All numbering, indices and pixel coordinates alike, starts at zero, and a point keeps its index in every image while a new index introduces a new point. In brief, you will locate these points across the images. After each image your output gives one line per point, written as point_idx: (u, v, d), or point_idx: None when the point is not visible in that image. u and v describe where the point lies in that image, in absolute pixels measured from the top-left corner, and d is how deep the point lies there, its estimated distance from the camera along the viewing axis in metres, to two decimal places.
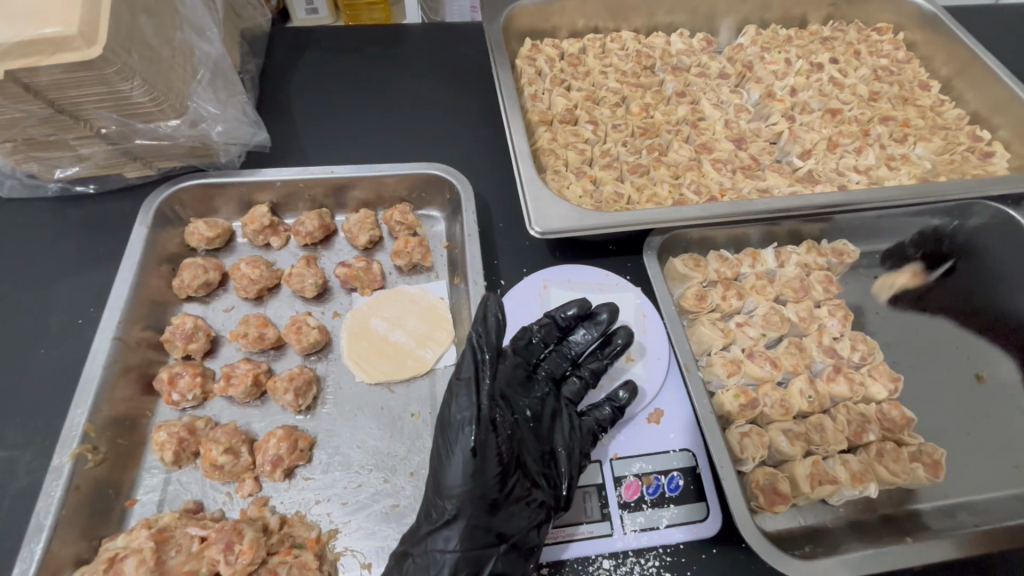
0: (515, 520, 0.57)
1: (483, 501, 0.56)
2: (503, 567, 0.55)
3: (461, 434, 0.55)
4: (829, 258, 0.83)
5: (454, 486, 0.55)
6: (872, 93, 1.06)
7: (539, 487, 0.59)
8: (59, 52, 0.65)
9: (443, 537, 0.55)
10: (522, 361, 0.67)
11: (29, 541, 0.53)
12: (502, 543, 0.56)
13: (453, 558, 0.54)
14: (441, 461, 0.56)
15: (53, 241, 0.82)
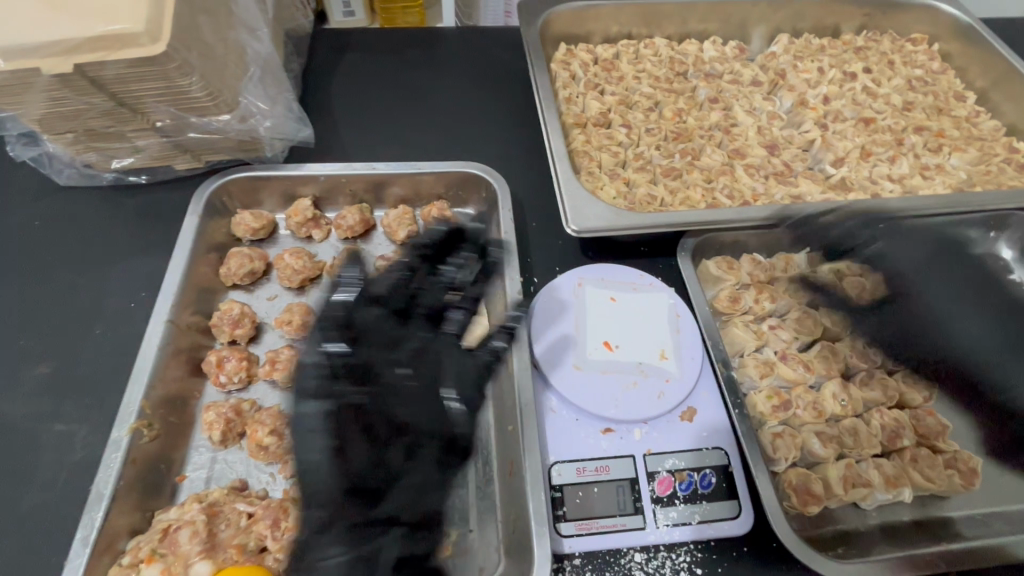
0: (399, 505, 0.59)
1: (339, 493, 0.58)
2: (402, 552, 0.57)
3: (310, 439, 0.59)
4: (862, 265, 0.84)
5: (317, 486, 0.58)
6: (906, 103, 1.06)
7: (412, 469, 0.61)
8: (125, 48, 0.69)
9: (368, 530, 0.57)
10: (389, 310, 0.68)
11: (90, 509, 0.56)
12: (389, 530, 0.58)
13: (337, 562, 0.55)
14: (303, 463, 0.59)
15: (107, 228, 0.85)
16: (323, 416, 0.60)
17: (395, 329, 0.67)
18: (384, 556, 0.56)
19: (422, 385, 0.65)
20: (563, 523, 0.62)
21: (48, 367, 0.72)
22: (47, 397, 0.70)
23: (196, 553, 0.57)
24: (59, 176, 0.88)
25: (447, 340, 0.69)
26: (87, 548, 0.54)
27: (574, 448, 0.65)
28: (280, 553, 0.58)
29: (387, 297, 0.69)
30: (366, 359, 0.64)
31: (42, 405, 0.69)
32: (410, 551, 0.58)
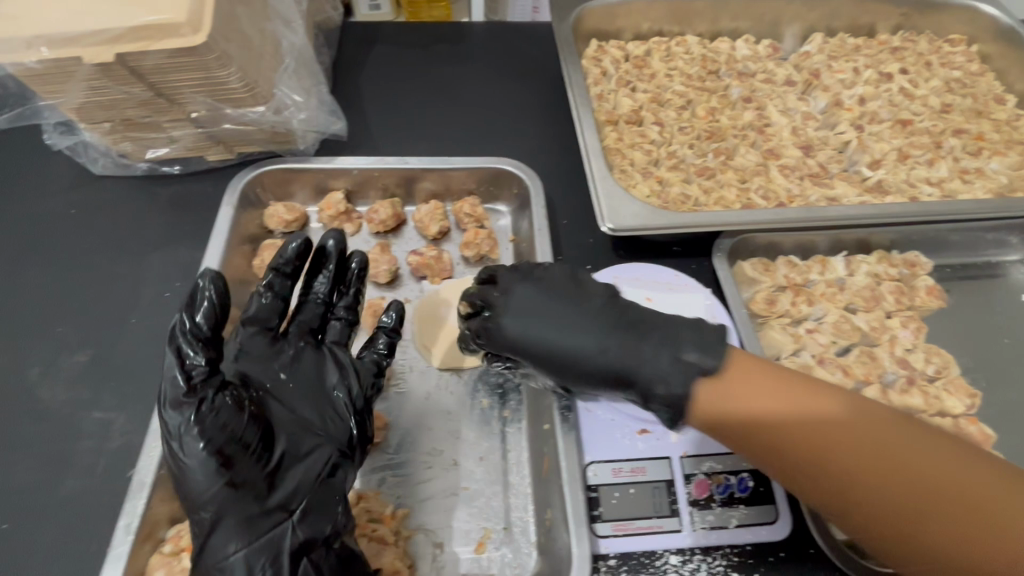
0: (296, 493, 0.56)
1: (241, 493, 0.53)
2: (307, 535, 0.55)
3: (190, 440, 0.52)
4: (901, 269, 0.83)
5: (208, 489, 0.52)
6: (944, 105, 1.04)
7: (301, 460, 0.58)
8: (166, 38, 0.69)
9: (281, 525, 0.54)
10: (258, 327, 0.64)
11: (132, 497, 0.56)
12: (292, 516, 0.55)
13: (238, 558, 0.53)
14: (183, 468, 0.52)
15: (141, 217, 0.86)
16: (200, 420, 0.52)
17: (265, 348, 0.64)
18: (286, 545, 0.54)
19: (293, 384, 0.63)
20: (599, 523, 0.61)
21: (85, 355, 0.72)
22: (85, 384, 0.70)
23: None
24: (93, 165, 0.88)
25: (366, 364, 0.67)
26: (129, 535, 0.55)
27: (610, 449, 0.65)
28: None
29: (259, 316, 0.64)
30: (238, 370, 0.62)
31: (80, 392, 0.70)
32: (316, 534, 0.55)
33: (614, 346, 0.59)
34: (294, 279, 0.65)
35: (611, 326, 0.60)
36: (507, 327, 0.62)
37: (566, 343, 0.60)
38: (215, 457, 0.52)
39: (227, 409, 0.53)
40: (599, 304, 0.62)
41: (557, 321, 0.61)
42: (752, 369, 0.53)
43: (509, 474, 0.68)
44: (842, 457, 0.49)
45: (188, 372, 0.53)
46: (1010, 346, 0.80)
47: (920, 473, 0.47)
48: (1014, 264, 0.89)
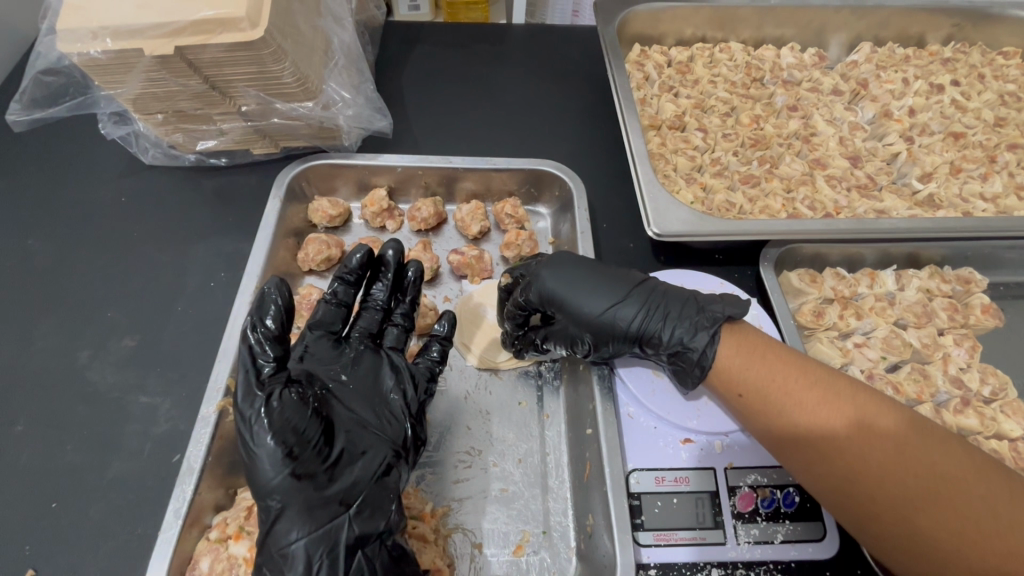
0: (355, 487, 0.56)
1: (303, 486, 0.53)
2: (361, 531, 0.54)
3: (259, 429, 0.53)
4: (954, 285, 0.80)
5: (270, 482, 0.53)
6: (998, 119, 1.02)
7: (361, 456, 0.58)
8: (224, 32, 0.70)
9: (335, 518, 0.54)
10: (323, 330, 0.66)
11: (182, 482, 0.57)
12: (349, 509, 0.55)
13: (299, 547, 0.52)
14: (251, 457, 0.53)
15: (188, 208, 0.87)
16: (269, 409, 0.53)
17: (328, 351, 0.65)
18: (342, 538, 0.53)
19: (353, 385, 0.64)
20: (642, 532, 0.60)
21: (134, 340, 0.74)
22: (132, 369, 0.71)
23: None
24: (144, 155, 0.90)
25: (420, 369, 0.67)
26: (178, 520, 0.55)
27: (653, 457, 0.64)
28: None
29: (323, 319, 0.66)
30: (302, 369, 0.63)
31: (128, 376, 0.71)
32: (370, 530, 0.55)
33: (642, 307, 0.65)
34: (357, 287, 0.68)
35: (638, 292, 0.66)
36: (560, 287, 0.67)
37: (598, 305, 0.66)
38: (280, 447, 0.52)
39: (292, 404, 0.54)
40: (620, 273, 0.68)
41: (594, 285, 0.67)
42: (754, 342, 0.61)
43: (548, 478, 0.68)
44: (855, 431, 0.54)
45: (258, 369, 0.55)
46: None
47: (929, 455, 0.51)
48: None
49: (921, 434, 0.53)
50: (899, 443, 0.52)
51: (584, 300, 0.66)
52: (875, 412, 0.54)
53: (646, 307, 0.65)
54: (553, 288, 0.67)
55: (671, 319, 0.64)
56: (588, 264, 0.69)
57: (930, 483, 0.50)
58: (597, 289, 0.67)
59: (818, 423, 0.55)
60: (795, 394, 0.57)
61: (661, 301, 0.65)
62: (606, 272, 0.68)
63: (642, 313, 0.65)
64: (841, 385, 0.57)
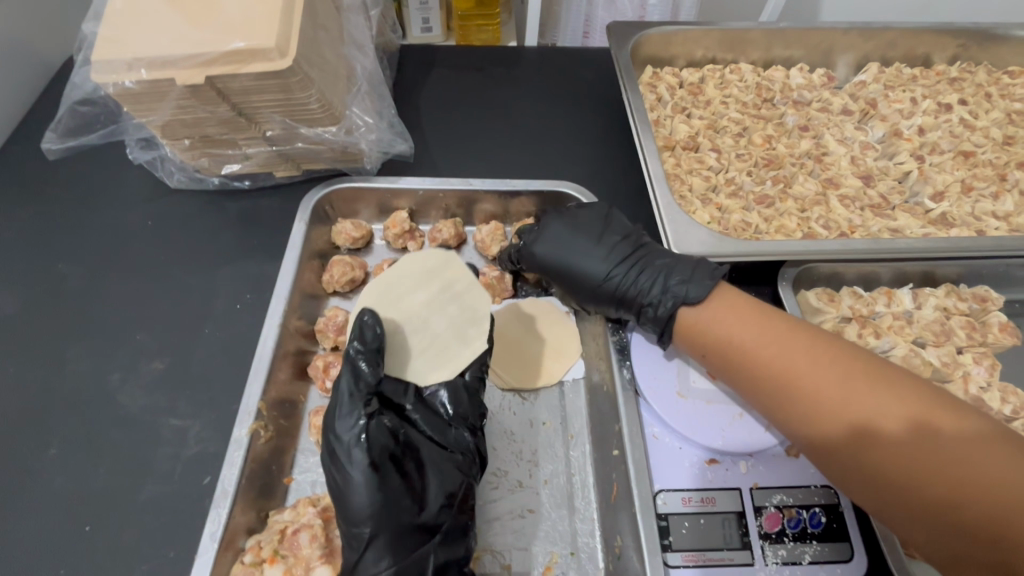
0: (439, 514, 0.59)
1: (393, 516, 0.56)
2: (444, 558, 0.58)
3: (355, 452, 0.57)
4: (970, 303, 0.81)
5: (361, 508, 0.55)
6: (1006, 137, 1.03)
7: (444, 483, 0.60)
8: (254, 61, 0.72)
9: (416, 541, 0.57)
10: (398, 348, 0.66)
11: (217, 505, 0.58)
12: (432, 537, 0.58)
13: (388, 574, 0.55)
14: (346, 486, 0.57)
15: (213, 230, 0.89)
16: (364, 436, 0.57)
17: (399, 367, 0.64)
18: (429, 563, 0.57)
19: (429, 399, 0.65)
20: (671, 553, 0.60)
21: (163, 363, 0.75)
22: (162, 391, 0.72)
23: (316, 557, 0.57)
24: (169, 179, 0.92)
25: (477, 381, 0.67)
26: (214, 543, 0.56)
27: (679, 478, 0.65)
28: None
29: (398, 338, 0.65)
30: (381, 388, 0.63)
31: (158, 398, 0.72)
32: (452, 556, 0.59)
33: (624, 269, 0.73)
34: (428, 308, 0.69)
35: (622, 252, 0.74)
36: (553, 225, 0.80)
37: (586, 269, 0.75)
38: (373, 473, 0.56)
39: (381, 430, 0.59)
40: (601, 224, 0.78)
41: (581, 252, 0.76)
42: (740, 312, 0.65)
43: (574, 498, 0.68)
44: (854, 437, 0.55)
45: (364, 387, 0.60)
46: None
47: (942, 454, 0.52)
48: None
49: (937, 433, 0.53)
50: (913, 448, 0.53)
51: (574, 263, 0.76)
52: (890, 414, 0.55)
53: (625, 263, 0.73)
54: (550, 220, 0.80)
55: (651, 274, 0.71)
56: (568, 233, 0.77)
57: (941, 486, 0.51)
58: (581, 250, 0.76)
59: (797, 425, 0.59)
60: (802, 390, 0.59)
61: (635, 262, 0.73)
62: (578, 232, 0.77)
63: (619, 268, 0.73)
64: (829, 381, 0.58)
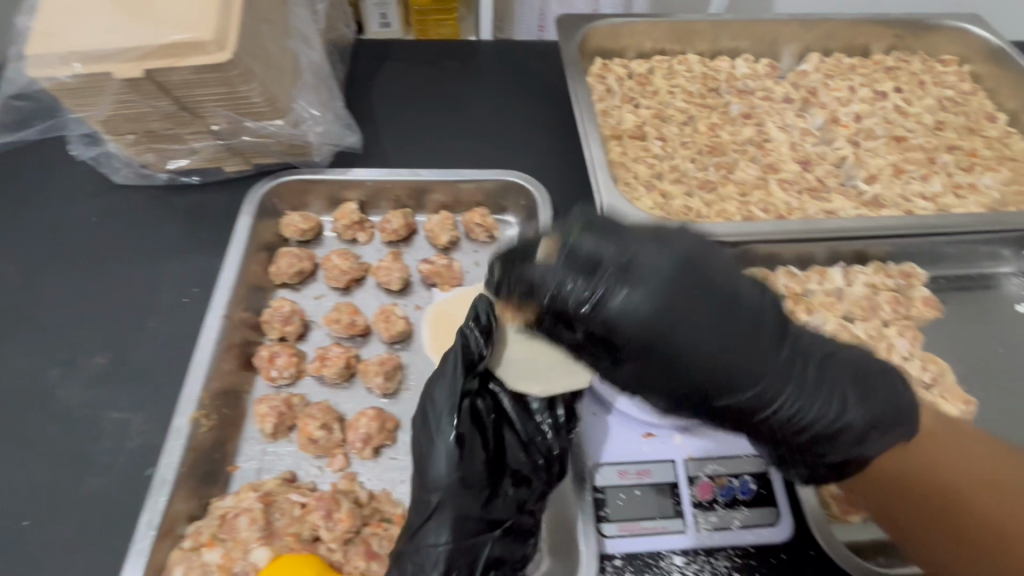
0: (506, 507, 0.61)
1: (466, 495, 0.60)
2: (500, 553, 0.60)
3: (443, 423, 0.61)
4: (897, 279, 0.86)
5: (437, 479, 0.60)
6: (937, 122, 1.08)
7: (518, 482, 0.62)
8: (192, 56, 0.73)
9: (474, 526, 0.60)
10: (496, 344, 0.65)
11: (154, 493, 0.58)
12: (493, 531, 0.60)
13: (442, 551, 0.58)
14: (429, 453, 0.61)
15: (160, 225, 0.89)
16: (459, 415, 0.61)
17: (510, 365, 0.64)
18: (483, 554, 0.59)
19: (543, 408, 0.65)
20: (606, 523, 0.63)
21: (106, 358, 0.75)
22: (104, 386, 0.72)
23: (254, 540, 0.58)
24: (116, 175, 0.92)
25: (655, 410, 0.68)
26: (151, 530, 0.56)
27: (615, 453, 0.67)
28: (333, 543, 0.60)
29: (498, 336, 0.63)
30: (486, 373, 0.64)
31: (101, 393, 0.72)
32: (507, 553, 0.60)
33: (713, 315, 0.50)
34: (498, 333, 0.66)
35: (742, 354, 0.51)
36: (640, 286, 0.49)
37: (683, 326, 0.49)
38: (456, 449, 0.60)
39: (467, 413, 0.61)
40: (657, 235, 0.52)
41: (689, 299, 0.49)
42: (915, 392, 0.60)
43: None
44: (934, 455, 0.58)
45: (470, 364, 0.61)
46: (1004, 355, 0.83)
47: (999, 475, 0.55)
48: (1006, 277, 0.91)
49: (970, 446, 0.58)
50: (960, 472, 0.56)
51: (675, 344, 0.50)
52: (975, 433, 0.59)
53: (721, 338, 0.50)
54: (631, 255, 0.50)
55: (743, 355, 0.51)
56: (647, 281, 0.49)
57: (930, 491, 0.56)
58: (672, 321, 0.49)
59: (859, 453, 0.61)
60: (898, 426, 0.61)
61: (709, 305, 0.50)
62: (680, 287, 0.49)
63: (709, 360, 0.50)
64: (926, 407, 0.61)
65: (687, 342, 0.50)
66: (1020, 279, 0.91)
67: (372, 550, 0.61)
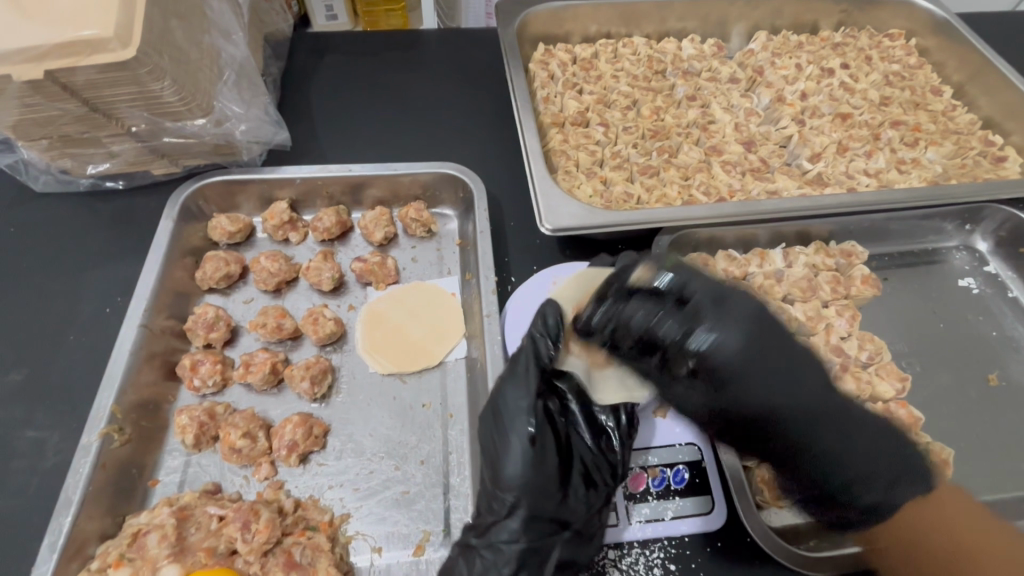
0: (579, 509, 0.58)
1: (542, 494, 0.57)
2: (568, 556, 0.58)
3: (518, 420, 0.59)
4: (838, 259, 0.85)
5: (512, 478, 0.57)
6: (883, 98, 1.07)
7: (589, 483, 0.60)
8: (95, 53, 0.68)
9: (540, 526, 0.57)
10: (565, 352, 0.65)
11: (59, 514, 0.56)
12: (564, 532, 0.58)
13: (517, 548, 0.56)
14: (501, 450, 0.59)
15: (82, 234, 0.85)
16: (533, 413, 0.59)
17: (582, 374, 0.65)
18: (554, 555, 0.57)
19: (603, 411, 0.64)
20: None
21: (21, 374, 0.72)
22: (19, 404, 0.70)
23: (163, 557, 0.57)
24: (34, 182, 0.87)
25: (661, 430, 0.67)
26: (53, 554, 0.54)
27: None
28: (249, 555, 0.59)
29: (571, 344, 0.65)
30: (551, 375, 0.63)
31: (15, 411, 0.69)
32: (576, 556, 0.58)
33: (705, 343, 0.61)
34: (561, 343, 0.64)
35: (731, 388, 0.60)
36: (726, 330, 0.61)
37: (744, 378, 0.60)
38: (532, 446, 0.58)
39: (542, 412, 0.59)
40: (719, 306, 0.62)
41: (770, 357, 0.60)
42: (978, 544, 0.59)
43: (450, 476, 0.68)
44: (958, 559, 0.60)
45: (541, 360, 0.61)
46: (943, 329, 0.83)
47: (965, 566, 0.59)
48: (950, 250, 0.91)
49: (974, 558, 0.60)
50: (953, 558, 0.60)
51: (745, 391, 0.60)
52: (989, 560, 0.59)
53: (778, 381, 0.60)
54: (722, 301, 0.62)
55: (789, 393, 0.60)
56: (738, 319, 0.61)
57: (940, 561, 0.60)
58: (761, 368, 0.60)
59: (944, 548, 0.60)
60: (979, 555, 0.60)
61: (787, 362, 0.61)
62: (761, 338, 0.61)
63: (771, 390, 0.60)
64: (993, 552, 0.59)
65: (762, 384, 0.60)
66: (964, 252, 0.91)
67: (293, 560, 0.59)
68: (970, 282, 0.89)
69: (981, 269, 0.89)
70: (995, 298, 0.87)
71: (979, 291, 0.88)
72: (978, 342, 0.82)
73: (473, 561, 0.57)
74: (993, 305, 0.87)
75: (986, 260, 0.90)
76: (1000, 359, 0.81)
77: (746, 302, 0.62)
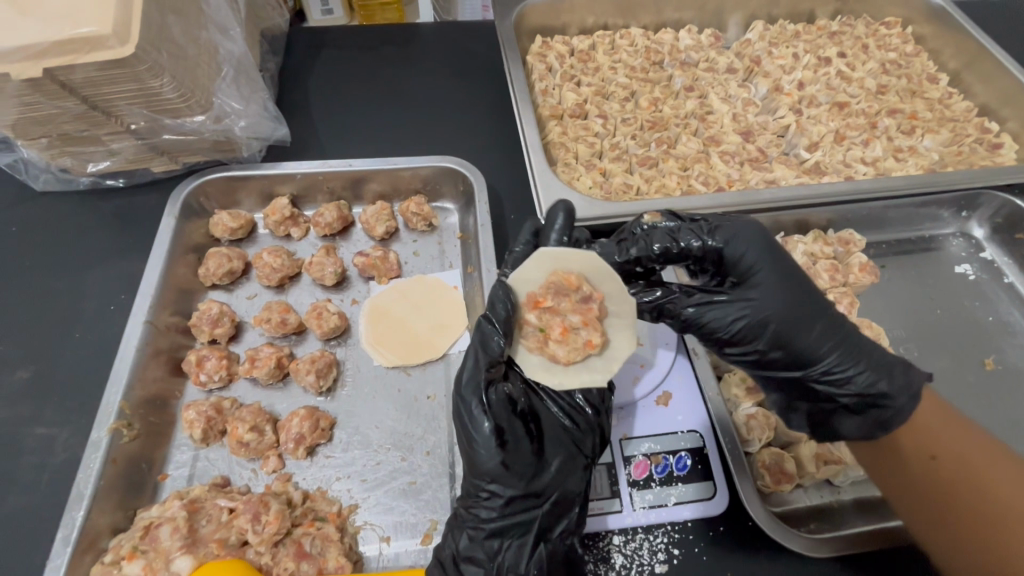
0: (552, 483, 0.59)
1: (513, 475, 0.57)
2: (546, 525, 0.58)
3: (475, 412, 0.57)
4: (836, 248, 0.86)
5: (483, 463, 0.57)
6: (880, 86, 1.07)
7: (565, 458, 0.60)
8: (93, 51, 0.68)
9: (515, 503, 0.58)
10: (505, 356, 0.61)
11: (71, 509, 0.57)
12: (542, 505, 0.58)
13: (497, 524, 0.58)
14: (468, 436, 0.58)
15: (85, 233, 0.85)
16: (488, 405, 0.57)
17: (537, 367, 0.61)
18: (535, 526, 0.58)
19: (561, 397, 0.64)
20: None
21: (28, 372, 0.72)
22: (27, 402, 0.70)
23: (177, 549, 0.58)
24: (35, 182, 0.87)
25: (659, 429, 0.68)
26: (68, 547, 0.55)
27: None
28: (261, 546, 0.59)
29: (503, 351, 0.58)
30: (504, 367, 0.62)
31: (24, 408, 0.70)
32: (555, 524, 0.58)
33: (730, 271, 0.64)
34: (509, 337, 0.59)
35: (786, 320, 0.61)
36: (768, 276, 0.62)
37: (799, 320, 0.62)
38: (496, 433, 0.56)
39: (500, 401, 0.58)
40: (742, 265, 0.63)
41: (806, 300, 0.62)
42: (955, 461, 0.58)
43: (455, 466, 0.69)
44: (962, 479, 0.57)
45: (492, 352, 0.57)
46: (940, 316, 0.84)
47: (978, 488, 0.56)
48: (947, 237, 0.92)
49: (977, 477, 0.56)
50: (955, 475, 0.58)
51: (788, 321, 0.61)
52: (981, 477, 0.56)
53: (801, 316, 0.62)
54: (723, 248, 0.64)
55: (831, 336, 0.62)
56: (763, 274, 0.62)
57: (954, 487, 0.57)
58: (811, 311, 0.62)
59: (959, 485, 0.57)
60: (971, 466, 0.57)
61: (816, 305, 0.63)
62: (790, 286, 0.62)
63: (792, 325, 0.61)
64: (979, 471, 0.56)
65: (807, 325, 0.62)
66: (960, 239, 0.92)
67: (304, 550, 0.60)
68: (966, 268, 0.89)
69: (978, 256, 0.90)
70: (991, 284, 0.88)
71: (975, 277, 0.89)
72: (974, 327, 0.83)
73: (457, 537, 0.59)
74: (990, 291, 0.88)
75: (982, 247, 0.91)
76: (996, 342, 0.82)
77: (740, 238, 0.64)
